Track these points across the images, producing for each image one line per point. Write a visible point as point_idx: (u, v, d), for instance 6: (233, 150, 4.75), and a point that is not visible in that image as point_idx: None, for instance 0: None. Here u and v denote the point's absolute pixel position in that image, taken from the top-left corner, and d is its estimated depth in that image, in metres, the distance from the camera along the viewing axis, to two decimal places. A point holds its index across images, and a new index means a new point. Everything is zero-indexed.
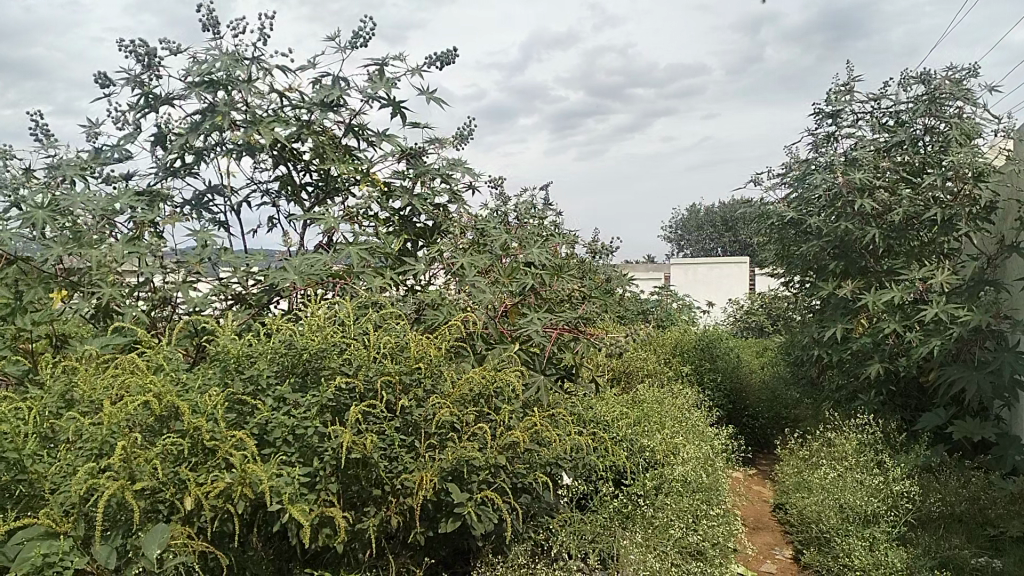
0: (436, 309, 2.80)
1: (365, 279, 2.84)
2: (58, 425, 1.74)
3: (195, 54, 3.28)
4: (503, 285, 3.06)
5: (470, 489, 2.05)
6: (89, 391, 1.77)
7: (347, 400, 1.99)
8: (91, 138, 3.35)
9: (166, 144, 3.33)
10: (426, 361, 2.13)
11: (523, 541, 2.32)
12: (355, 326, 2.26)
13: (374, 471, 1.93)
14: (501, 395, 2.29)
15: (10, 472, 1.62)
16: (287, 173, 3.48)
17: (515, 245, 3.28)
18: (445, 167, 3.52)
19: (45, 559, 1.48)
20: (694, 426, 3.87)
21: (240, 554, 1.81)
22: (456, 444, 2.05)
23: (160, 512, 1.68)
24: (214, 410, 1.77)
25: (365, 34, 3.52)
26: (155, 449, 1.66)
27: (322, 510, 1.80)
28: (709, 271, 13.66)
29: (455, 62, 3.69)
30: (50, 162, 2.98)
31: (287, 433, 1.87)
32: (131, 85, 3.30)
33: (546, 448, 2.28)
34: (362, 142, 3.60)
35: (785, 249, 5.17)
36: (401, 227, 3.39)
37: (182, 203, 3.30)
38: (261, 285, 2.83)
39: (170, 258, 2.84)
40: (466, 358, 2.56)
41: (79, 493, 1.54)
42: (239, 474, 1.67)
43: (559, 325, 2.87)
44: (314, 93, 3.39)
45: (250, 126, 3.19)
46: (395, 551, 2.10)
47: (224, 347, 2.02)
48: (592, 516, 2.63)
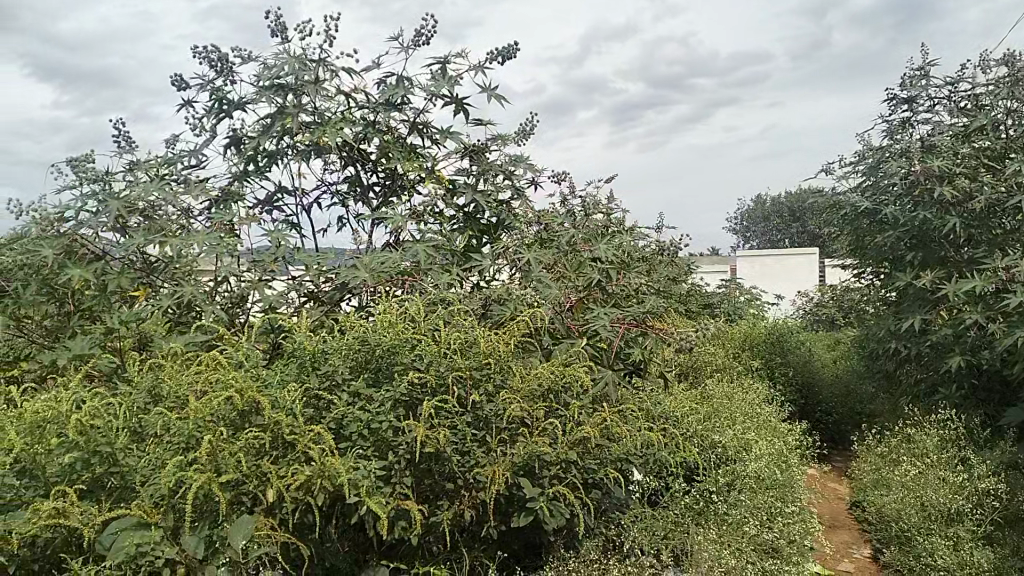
0: (502, 304, 2.81)
1: (432, 276, 2.87)
2: (146, 419, 1.80)
3: (264, 58, 3.36)
4: (569, 280, 3.04)
5: (542, 484, 2.05)
6: (175, 386, 1.85)
7: (420, 394, 2.02)
8: (170, 143, 3.47)
9: (240, 147, 3.43)
10: (497, 356, 2.14)
11: (595, 537, 2.31)
12: (426, 322, 2.28)
13: (448, 465, 1.96)
14: (570, 391, 2.28)
15: (103, 465, 1.69)
16: (355, 173, 3.54)
17: (580, 240, 3.26)
18: (508, 164, 3.53)
19: (137, 549, 1.54)
20: (766, 421, 3.79)
21: (319, 544, 1.86)
22: (527, 439, 2.06)
23: (243, 502, 1.74)
24: (292, 404, 1.82)
25: (427, 33, 3.56)
26: (238, 443, 1.71)
27: (398, 503, 1.83)
28: (777, 263, 13.35)
29: (516, 57, 3.69)
30: (127, 166, 3.08)
31: (362, 428, 1.90)
32: (206, 91, 3.40)
33: (616, 444, 2.26)
34: (426, 140, 3.63)
35: (859, 239, 5.02)
36: (465, 223, 3.41)
37: (255, 204, 3.39)
38: (333, 284, 2.90)
39: (245, 258, 2.92)
40: (534, 354, 2.56)
41: (168, 485, 1.60)
42: (318, 467, 1.72)
43: (626, 320, 2.84)
44: (379, 93, 3.44)
45: (317, 128, 3.26)
46: (468, 545, 2.12)
47: (301, 344, 2.07)
48: (663, 512, 2.60)
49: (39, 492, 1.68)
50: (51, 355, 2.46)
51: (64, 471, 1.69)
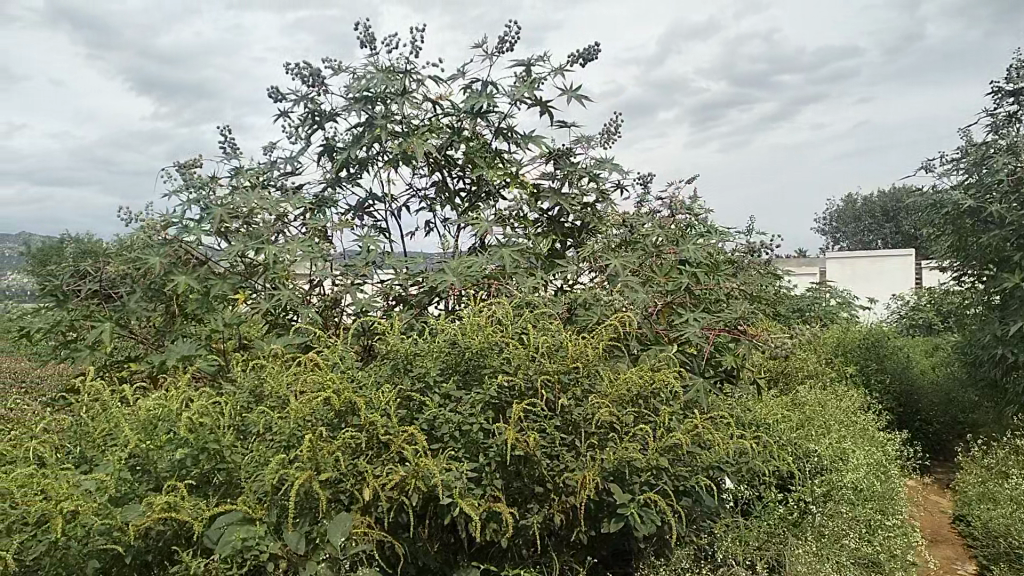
0: (588, 308, 2.80)
1: (517, 280, 2.89)
2: (249, 418, 1.88)
3: (355, 70, 3.47)
4: (657, 284, 3.01)
5: (633, 491, 2.03)
6: (277, 386, 1.93)
7: (509, 397, 2.04)
8: (268, 153, 3.62)
9: (332, 156, 3.55)
10: (585, 361, 2.14)
11: (686, 546, 2.27)
12: (513, 325, 2.30)
13: (537, 469, 1.96)
14: (659, 397, 2.25)
15: (211, 462, 1.77)
16: (442, 179, 3.60)
17: (667, 244, 3.22)
18: (594, 168, 3.52)
19: (244, 543, 1.60)
20: (862, 431, 3.65)
21: (413, 542, 1.90)
22: (617, 444, 2.04)
23: (341, 500, 1.78)
24: (386, 405, 1.87)
25: (511, 39, 3.58)
26: (336, 443, 1.76)
27: (489, 505, 1.84)
28: (869, 265, 12.85)
29: (597, 58, 3.68)
30: (231, 170, 3.24)
31: (454, 430, 1.93)
32: (300, 103, 3.53)
33: (708, 451, 2.22)
34: (512, 145, 3.66)
35: (961, 239, 4.77)
36: (550, 228, 3.42)
37: (347, 210, 3.50)
38: (421, 289, 2.95)
39: (338, 262, 3.02)
40: (621, 358, 2.54)
41: (271, 482, 1.67)
42: (412, 467, 1.76)
43: (716, 325, 2.79)
44: (465, 101, 3.48)
45: (405, 137, 3.33)
46: (558, 550, 2.11)
47: (394, 347, 2.12)
48: (755, 521, 2.54)
49: (151, 486, 1.75)
50: (160, 357, 2.58)
51: (174, 466, 1.77)
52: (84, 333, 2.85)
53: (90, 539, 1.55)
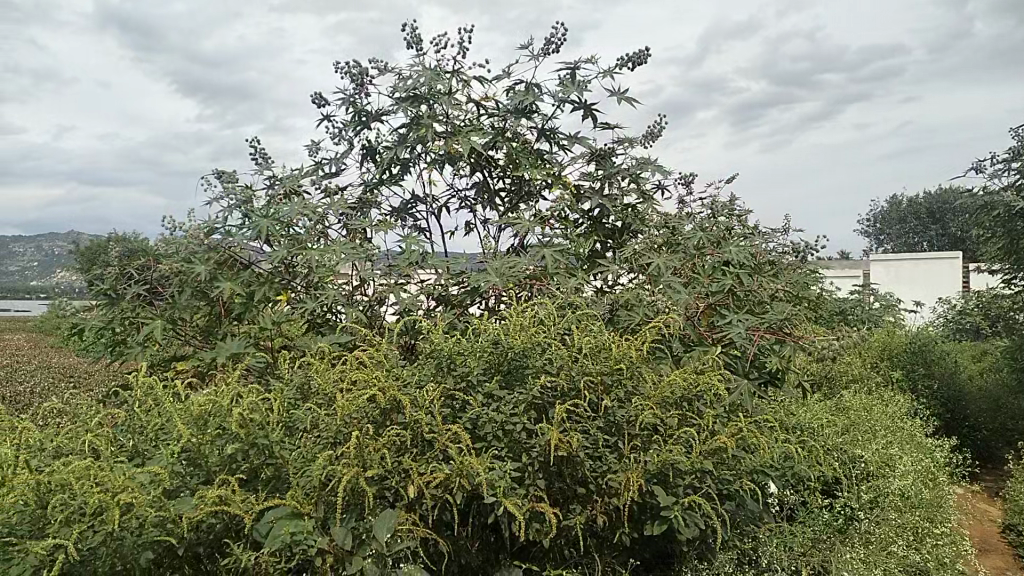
0: (630, 309, 2.79)
1: (559, 281, 2.89)
2: (297, 414, 1.91)
3: (401, 71, 3.51)
4: (701, 285, 3.00)
5: (676, 493, 2.02)
6: (324, 383, 1.97)
7: (552, 397, 2.04)
8: (312, 154, 3.67)
9: (376, 157, 3.60)
10: (629, 362, 2.13)
11: (729, 550, 2.25)
12: (557, 325, 2.30)
13: (580, 470, 1.96)
14: (703, 399, 2.24)
15: (261, 456, 1.80)
16: (483, 179, 3.62)
17: (710, 245, 3.20)
18: (636, 169, 3.51)
19: (292, 537, 1.63)
20: (909, 437, 3.59)
21: (456, 540, 1.92)
22: (661, 446, 2.03)
23: (386, 497, 1.81)
24: (431, 404, 1.89)
25: (558, 40, 3.60)
26: (382, 440, 1.78)
27: (533, 505, 1.84)
28: (914, 268, 12.57)
29: (648, 62, 3.68)
30: (271, 179, 3.28)
31: (497, 429, 1.93)
32: (346, 104, 3.59)
33: (752, 454, 2.19)
34: (554, 146, 3.66)
35: (1013, 242, 4.65)
36: (592, 229, 3.41)
37: (390, 211, 3.54)
38: (463, 288, 2.96)
39: (382, 263, 3.06)
40: (664, 359, 2.52)
41: (319, 478, 1.70)
42: (457, 466, 1.77)
43: (761, 328, 2.77)
44: (510, 100, 3.50)
45: (452, 136, 3.37)
46: (600, 551, 2.10)
47: (438, 345, 2.13)
48: (799, 526, 2.51)
49: (203, 480, 1.79)
50: (211, 354, 2.63)
51: (225, 461, 1.80)
52: (134, 332, 2.91)
53: (144, 531, 1.55)
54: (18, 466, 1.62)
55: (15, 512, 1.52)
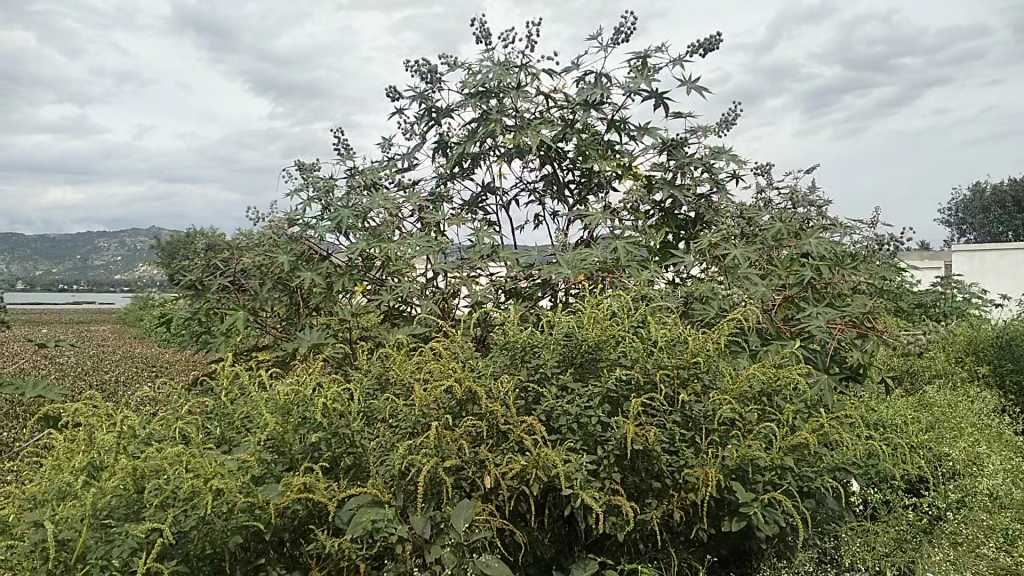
0: (705, 301, 2.76)
1: (631, 272, 2.88)
2: (377, 404, 1.95)
3: (471, 66, 3.55)
4: (779, 277, 2.97)
5: (756, 490, 1.98)
6: (401, 374, 2.01)
7: (626, 391, 2.01)
8: (385, 149, 3.75)
9: (447, 152, 3.66)
10: (706, 355, 2.09)
11: (809, 549, 2.21)
12: (631, 317, 2.28)
13: (656, 464, 1.94)
14: (783, 394, 2.20)
15: (342, 446, 1.87)
16: (552, 171, 3.62)
17: (788, 237, 3.15)
18: (709, 158, 3.45)
19: (374, 524, 1.66)
20: (999, 435, 3.44)
21: (531, 531, 1.93)
22: (740, 441, 2.00)
23: (462, 487, 1.83)
24: (505, 395, 1.91)
25: (628, 29, 3.58)
26: (459, 430, 1.80)
27: (609, 499, 1.82)
28: (1000, 258, 12.00)
29: (720, 48, 3.62)
30: (351, 171, 3.39)
31: (572, 422, 1.93)
32: (418, 100, 3.65)
33: (834, 450, 2.14)
34: (624, 136, 3.64)
35: None
36: (663, 220, 3.37)
37: (460, 204, 3.58)
38: (532, 281, 3.00)
39: (455, 256, 3.12)
40: (741, 352, 2.49)
41: (399, 467, 1.73)
42: (533, 457, 1.78)
43: (842, 321, 2.73)
44: (578, 92, 3.49)
45: (521, 130, 3.38)
46: (676, 547, 2.08)
47: (512, 337, 2.14)
48: (883, 525, 2.45)
49: (287, 467, 1.85)
50: (292, 345, 2.71)
51: (307, 449, 1.86)
52: (218, 323, 3.02)
53: (234, 515, 1.60)
54: (117, 450, 1.68)
55: (115, 495, 1.54)
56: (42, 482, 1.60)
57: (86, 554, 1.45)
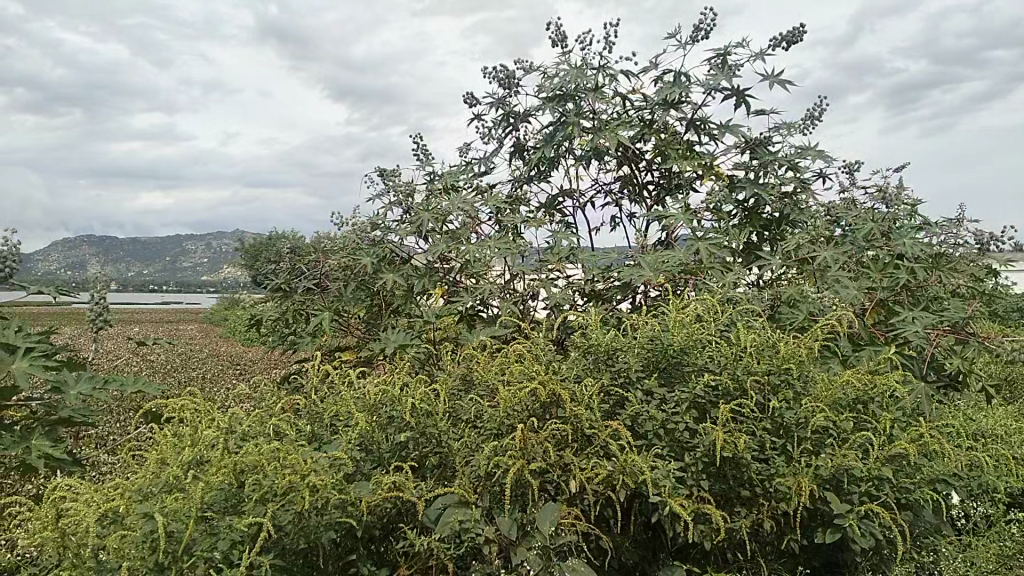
0: (794, 305, 2.70)
1: (716, 275, 2.83)
2: (462, 404, 1.98)
3: (548, 69, 3.56)
4: (873, 280, 2.86)
5: (851, 500, 1.92)
6: (486, 376, 2.03)
7: (715, 397, 1.98)
8: (463, 153, 3.79)
9: (524, 155, 3.68)
10: (797, 361, 2.04)
11: (907, 562, 2.12)
12: (717, 320, 2.24)
13: (746, 473, 1.89)
14: (878, 402, 2.13)
15: (430, 446, 1.89)
16: (630, 172, 3.59)
17: (881, 238, 3.05)
18: (793, 157, 3.36)
19: (461, 525, 1.68)
20: None
21: (617, 537, 1.91)
22: (834, 450, 1.94)
23: (548, 490, 1.83)
24: (590, 399, 1.90)
25: (707, 25, 3.54)
26: (544, 433, 1.80)
27: (698, 506, 1.79)
28: None
29: (803, 40, 3.54)
30: (431, 175, 3.45)
31: (658, 428, 1.90)
32: (496, 105, 3.68)
33: (935, 461, 2.06)
34: (704, 136, 3.58)
35: None
36: (747, 220, 3.28)
37: (537, 207, 3.60)
38: (612, 284, 2.97)
39: (533, 257, 3.10)
40: (832, 359, 2.42)
41: (485, 469, 1.75)
42: (620, 462, 1.77)
43: (940, 326, 2.61)
44: (657, 92, 3.45)
45: (599, 131, 3.37)
46: (766, 557, 2.03)
47: (596, 340, 2.13)
48: (987, 541, 2.33)
49: (376, 465, 1.89)
50: (378, 345, 2.76)
51: (395, 448, 1.90)
52: (304, 324, 3.12)
53: (328, 511, 1.64)
54: (217, 446, 1.74)
55: (218, 489, 1.60)
56: (149, 475, 1.68)
57: (192, 546, 1.51)
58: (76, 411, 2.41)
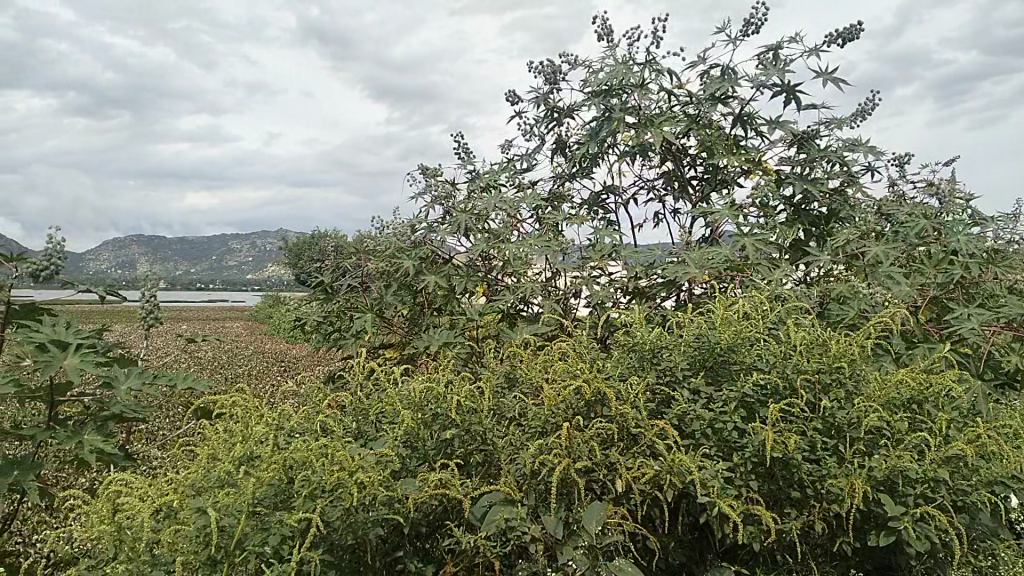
0: (844, 303, 2.64)
1: (763, 272, 2.78)
2: (507, 402, 1.98)
3: (592, 65, 3.55)
4: (927, 277, 2.78)
5: (906, 503, 1.87)
6: (530, 374, 2.03)
7: (764, 397, 1.94)
8: (505, 150, 3.80)
9: (567, 152, 3.67)
10: (850, 360, 2.00)
11: (964, 567, 2.06)
12: (765, 318, 2.21)
13: (796, 473, 1.85)
14: (934, 402, 2.07)
15: (475, 443, 1.89)
16: (674, 168, 3.55)
17: (934, 234, 2.97)
18: (843, 151, 3.29)
19: (507, 523, 1.68)
20: None
21: (663, 537, 1.89)
22: (888, 451, 1.89)
23: (593, 489, 1.81)
24: (636, 398, 1.88)
25: (757, 20, 3.50)
26: (591, 432, 1.79)
27: (748, 507, 1.75)
28: None
29: (861, 38, 3.48)
30: (473, 173, 3.46)
31: (706, 428, 1.87)
32: (539, 102, 3.67)
33: (993, 464, 2.00)
34: (750, 131, 3.53)
35: None
36: (794, 216, 3.21)
37: (579, 204, 3.58)
38: (656, 282, 2.94)
39: (576, 254, 3.09)
40: (884, 359, 2.36)
41: (531, 467, 1.74)
42: (667, 462, 1.75)
43: (997, 324, 2.53)
44: (704, 87, 3.42)
45: (643, 127, 3.34)
46: (817, 560, 1.98)
47: (641, 338, 2.11)
48: None
49: (422, 463, 1.89)
50: (422, 343, 2.78)
51: (440, 446, 1.90)
52: (349, 322, 3.14)
53: (375, 508, 1.64)
54: (266, 442, 1.76)
55: (268, 485, 1.62)
56: (201, 470, 1.70)
57: (244, 541, 1.53)
58: (127, 407, 2.47)
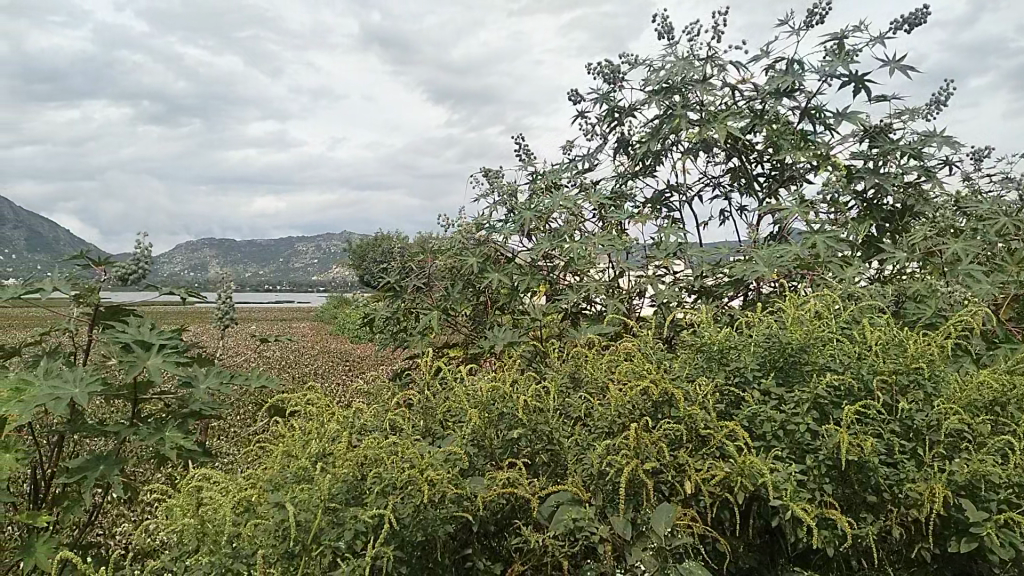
0: (921, 301, 2.56)
1: (834, 270, 2.71)
2: (573, 402, 1.98)
3: (653, 62, 3.52)
4: (1009, 273, 2.67)
5: (989, 508, 1.80)
6: (596, 374, 2.03)
7: (837, 398, 1.90)
8: (567, 150, 3.80)
9: (629, 151, 3.64)
10: (928, 360, 1.93)
11: None
12: (837, 317, 2.15)
13: (873, 477, 1.80)
14: (1018, 404, 1.98)
15: (541, 442, 1.90)
16: (739, 164, 3.50)
17: (1016, 229, 2.85)
18: (917, 145, 3.18)
19: (575, 522, 1.68)
20: None
21: (734, 540, 1.86)
22: (970, 455, 1.82)
23: (661, 490, 1.79)
24: (705, 398, 1.85)
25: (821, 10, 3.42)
26: (659, 432, 1.77)
27: (823, 511, 1.71)
28: None
29: (926, 21, 3.35)
30: (535, 173, 3.47)
31: (777, 429, 1.83)
32: (600, 101, 3.66)
33: None
34: (819, 125, 3.44)
35: None
36: (867, 211, 3.09)
37: (643, 203, 3.55)
38: (722, 281, 2.91)
39: (641, 253, 3.08)
40: (964, 359, 2.28)
41: (598, 467, 1.74)
42: (738, 464, 1.72)
43: None
44: (767, 81, 3.35)
45: (707, 123, 3.29)
46: (895, 566, 1.93)
47: (709, 337, 2.07)
48: None
49: (490, 462, 1.91)
50: (487, 342, 2.80)
51: (507, 445, 1.92)
52: (414, 321, 3.19)
53: (444, 506, 1.67)
54: (338, 439, 1.81)
55: (342, 482, 1.66)
56: (277, 466, 1.76)
57: (320, 535, 1.57)
58: (204, 405, 2.56)
